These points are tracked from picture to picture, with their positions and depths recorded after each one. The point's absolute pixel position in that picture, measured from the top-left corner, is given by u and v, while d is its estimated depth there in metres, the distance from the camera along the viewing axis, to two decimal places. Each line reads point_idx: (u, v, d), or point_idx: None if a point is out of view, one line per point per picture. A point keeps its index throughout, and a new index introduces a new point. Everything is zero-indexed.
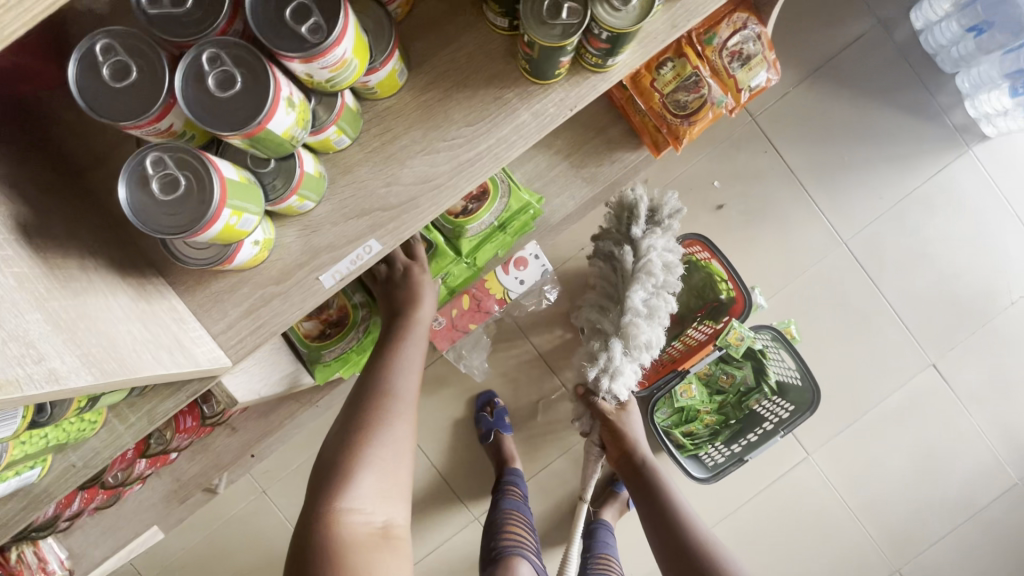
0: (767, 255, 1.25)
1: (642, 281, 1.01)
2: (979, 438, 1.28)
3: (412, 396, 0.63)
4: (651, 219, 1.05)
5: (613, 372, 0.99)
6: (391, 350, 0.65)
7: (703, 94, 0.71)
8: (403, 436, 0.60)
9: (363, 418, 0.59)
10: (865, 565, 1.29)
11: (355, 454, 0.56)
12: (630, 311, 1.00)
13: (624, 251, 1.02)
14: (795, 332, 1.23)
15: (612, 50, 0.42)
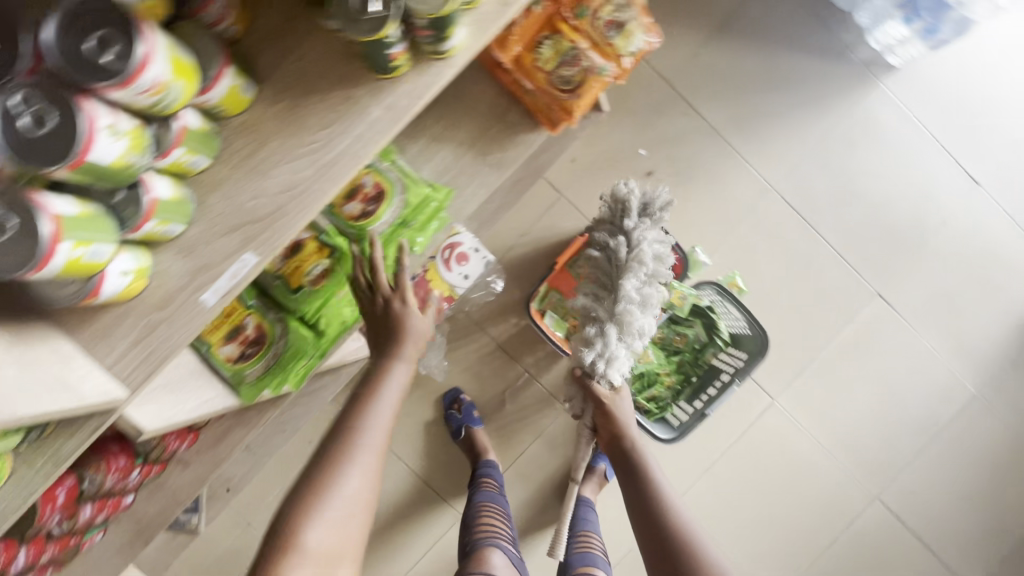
0: (702, 214, 1.28)
1: (636, 271, 1.01)
2: (933, 356, 1.32)
3: (379, 443, 0.63)
4: (642, 208, 1.04)
5: (608, 358, 1.01)
6: (367, 395, 0.66)
7: (584, 66, 0.73)
8: (363, 489, 0.60)
9: (323, 468, 0.59)
10: (844, 497, 1.32)
11: (308, 507, 0.56)
12: (624, 300, 1.01)
13: (614, 240, 1.03)
14: (741, 284, 1.27)
15: (441, 33, 0.44)
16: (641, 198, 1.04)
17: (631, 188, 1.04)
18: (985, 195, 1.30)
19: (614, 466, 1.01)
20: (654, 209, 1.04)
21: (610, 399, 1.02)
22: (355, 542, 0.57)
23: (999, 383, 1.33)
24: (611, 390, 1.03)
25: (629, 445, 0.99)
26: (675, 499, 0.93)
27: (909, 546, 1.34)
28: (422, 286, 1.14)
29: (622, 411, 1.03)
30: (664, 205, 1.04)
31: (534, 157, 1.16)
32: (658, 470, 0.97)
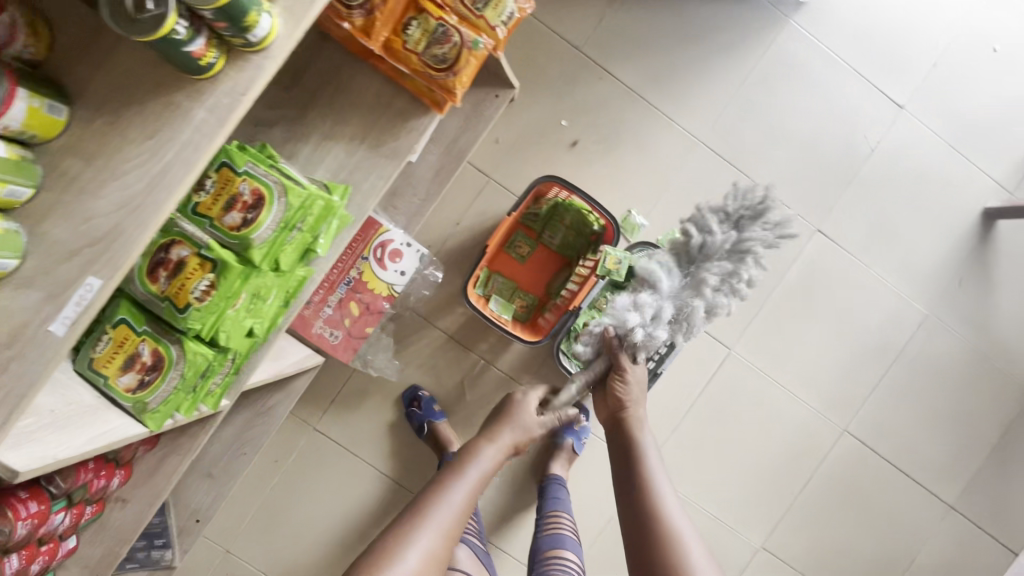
0: (633, 176, 1.27)
1: (727, 272, 0.99)
2: (881, 284, 1.33)
3: (446, 525, 0.86)
4: (754, 211, 1.00)
5: (651, 334, 1.01)
6: (450, 484, 0.91)
7: (456, 41, 0.71)
8: (426, 561, 0.81)
9: (397, 537, 0.82)
10: (813, 435, 1.34)
11: (382, 563, 0.78)
12: (693, 291, 1.01)
13: (720, 234, 1.00)
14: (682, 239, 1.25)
15: (239, 26, 0.45)
16: (751, 201, 1.01)
17: (741, 193, 1.01)
18: (909, 117, 1.30)
19: (618, 455, 1.02)
20: (763, 218, 1.00)
21: (627, 377, 1.02)
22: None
23: (949, 300, 1.34)
24: (637, 367, 1.05)
25: (629, 439, 1.01)
26: (666, 499, 0.92)
27: (881, 470, 1.36)
28: (360, 288, 1.14)
29: (634, 411, 1.02)
30: (777, 218, 1.00)
31: (451, 145, 1.15)
32: (655, 466, 0.97)
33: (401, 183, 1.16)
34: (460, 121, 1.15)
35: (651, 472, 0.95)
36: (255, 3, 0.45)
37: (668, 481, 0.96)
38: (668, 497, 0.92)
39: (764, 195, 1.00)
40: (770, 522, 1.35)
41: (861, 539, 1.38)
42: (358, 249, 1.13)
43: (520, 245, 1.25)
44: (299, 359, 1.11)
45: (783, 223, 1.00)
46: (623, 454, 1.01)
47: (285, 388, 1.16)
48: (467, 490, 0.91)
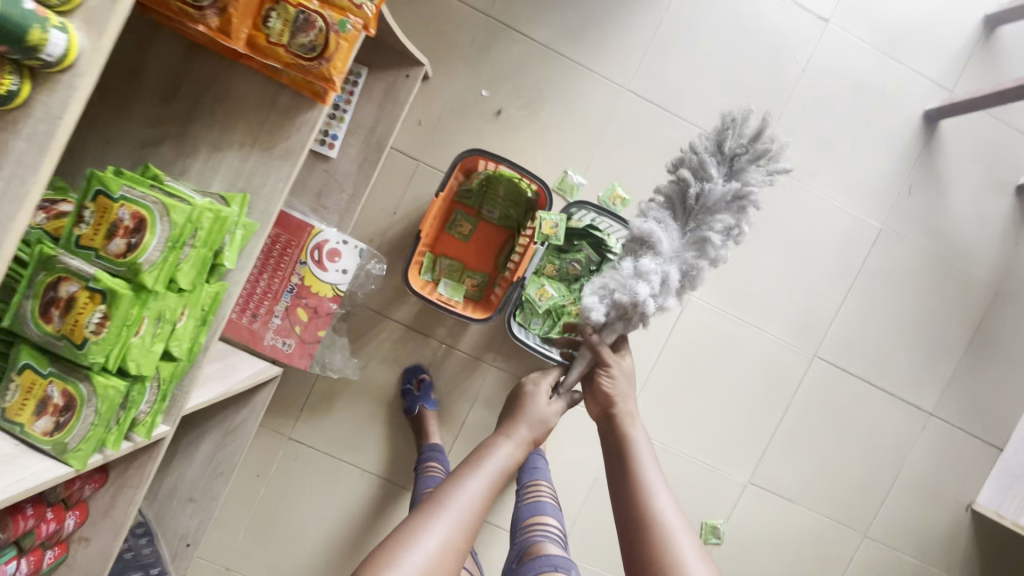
0: (564, 136, 1.24)
1: (732, 224, 0.97)
2: (832, 204, 1.31)
3: (460, 517, 0.84)
4: (749, 146, 0.97)
5: (661, 299, 0.97)
6: (467, 475, 0.90)
7: (320, 27, 0.68)
8: (438, 554, 0.80)
9: (406, 534, 0.80)
10: (784, 365, 1.34)
11: (386, 563, 0.76)
12: (697, 248, 0.97)
13: (719, 183, 0.97)
14: (624, 193, 1.25)
15: (23, 46, 0.45)
16: (743, 137, 0.97)
17: (735, 129, 0.97)
18: (836, 31, 1.27)
19: (611, 451, 1.01)
20: (758, 158, 0.97)
21: (613, 370, 1.02)
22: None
23: (902, 211, 1.33)
24: (625, 356, 1.06)
25: (623, 435, 1.01)
26: (659, 496, 0.92)
27: (855, 390, 1.37)
28: (304, 294, 1.14)
29: (626, 408, 1.03)
30: (769, 152, 0.96)
31: (370, 134, 1.13)
32: (648, 462, 0.96)
33: (326, 181, 1.14)
34: (375, 109, 1.12)
35: (643, 469, 0.95)
36: (33, 20, 0.45)
37: (661, 476, 0.95)
38: (660, 494, 0.92)
39: (756, 128, 0.96)
40: (754, 458, 1.36)
41: (846, 459, 1.39)
42: (295, 254, 1.12)
43: (462, 224, 1.23)
44: (254, 373, 1.11)
45: (774, 158, 0.97)
46: (617, 451, 1.01)
47: (250, 402, 1.16)
48: (486, 484, 0.90)
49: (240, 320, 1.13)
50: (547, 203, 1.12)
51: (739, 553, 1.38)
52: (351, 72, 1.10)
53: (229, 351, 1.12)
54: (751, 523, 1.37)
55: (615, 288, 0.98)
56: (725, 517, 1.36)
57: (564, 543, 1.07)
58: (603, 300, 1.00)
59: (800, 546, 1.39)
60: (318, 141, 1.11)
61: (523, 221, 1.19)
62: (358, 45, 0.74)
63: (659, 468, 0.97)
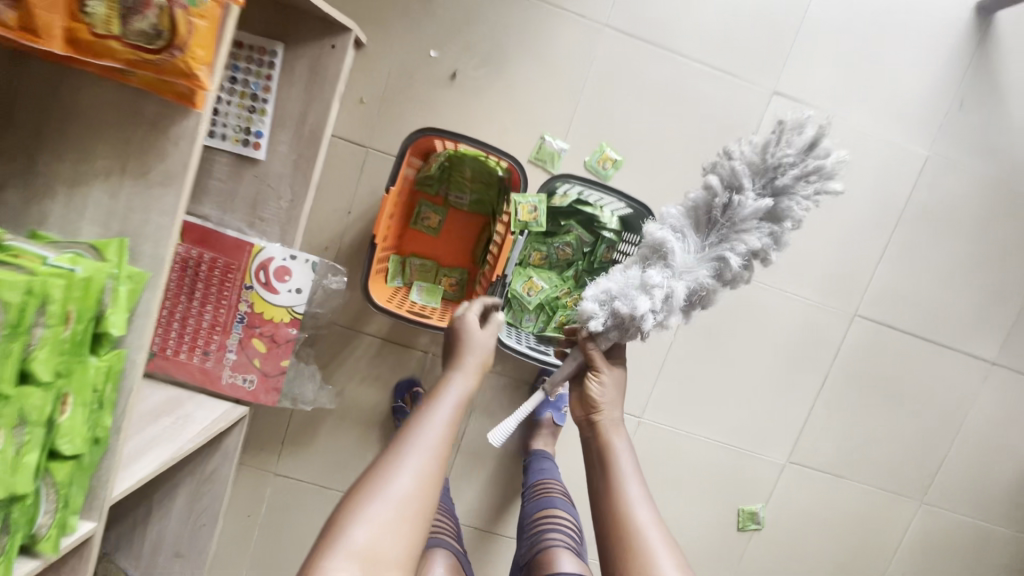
0: (536, 93, 1.03)
1: (760, 246, 0.76)
2: (867, 136, 1.09)
3: (441, 438, 0.71)
4: (800, 159, 0.74)
5: (663, 318, 0.79)
6: (441, 393, 0.77)
7: (158, 3, 0.50)
8: (417, 488, 0.66)
9: (381, 466, 0.67)
10: (822, 329, 1.16)
11: (359, 505, 0.63)
12: (714, 268, 0.78)
13: (753, 199, 0.75)
14: (616, 153, 1.06)
15: None
16: (796, 146, 0.73)
17: (789, 136, 0.74)
18: None
19: (592, 460, 0.87)
20: (807, 176, 0.74)
21: (600, 372, 0.84)
22: (395, 548, 0.62)
23: (951, 132, 1.10)
24: (615, 368, 0.87)
25: (603, 446, 0.86)
26: (640, 510, 0.78)
27: (904, 347, 1.19)
28: (256, 322, 0.99)
29: (606, 414, 0.86)
30: (821, 171, 0.73)
31: (301, 124, 0.93)
32: (630, 474, 0.82)
33: (259, 187, 0.95)
34: (302, 91, 0.92)
35: (624, 483, 0.81)
36: None
37: (643, 489, 0.81)
38: (640, 506, 0.79)
39: (814, 138, 0.73)
40: (791, 434, 1.21)
41: (895, 424, 1.23)
42: (238, 279, 0.97)
43: (430, 216, 1.05)
44: (210, 423, 0.94)
45: (826, 176, 0.74)
46: (594, 461, 0.86)
47: (221, 445, 1.04)
48: (464, 396, 0.78)
49: (190, 361, 0.99)
50: (521, 183, 0.92)
51: (782, 536, 1.26)
52: (264, 50, 0.90)
53: (183, 396, 0.99)
54: (793, 503, 1.24)
55: (615, 295, 0.80)
56: (764, 501, 1.24)
57: (577, 533, 0.97)
58: (602, 306, 0.81)
59: (849, 521, 1.26)
60: (241, 141, 0.93)
61: (498, 206, 1.01)
62: (231, 23, 0.55)
63: (642, 477, 0.82)
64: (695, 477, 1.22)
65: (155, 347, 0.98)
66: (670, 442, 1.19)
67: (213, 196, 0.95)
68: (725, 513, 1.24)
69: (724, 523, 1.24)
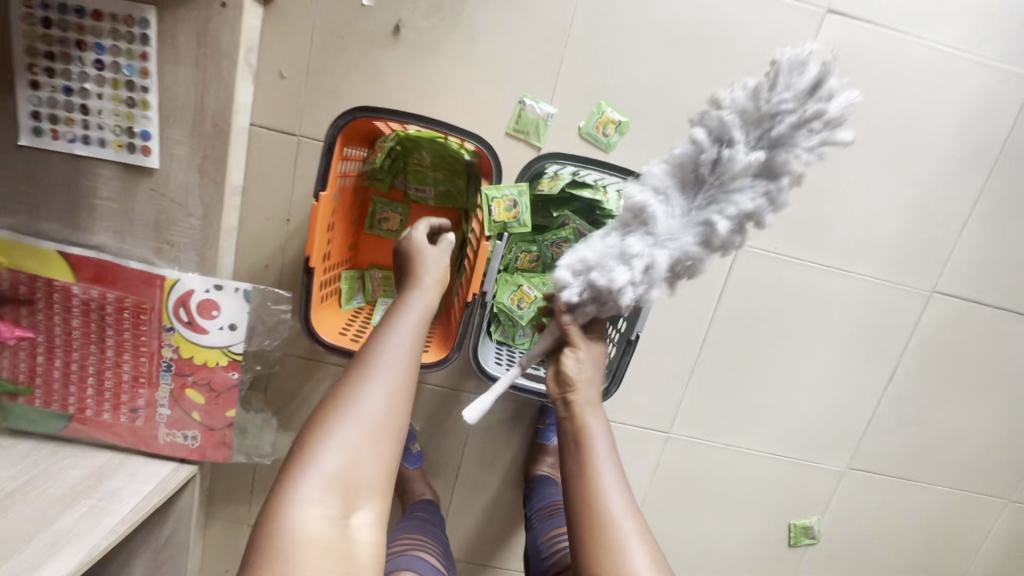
0: (509, 41, 0.78)
1: (755, 209, 0.51)
2: (951, 60, 0.82)
3: (409, 347, 0.60)
4: (800, 105, 0.49)
5: (641, 295, 0.55)
6: (404, 301, 0.65)
7: None
8: (387, 411, 0.55)
9: (343, 388, 0.56)
10: (890, 311, 0.93)
11: (324, 428, 0.53)
12: (701, 235, 0.53)
13: (745, 151, 0.51)
14: (619, 113, 0.81)
15: None
16: (795, 89, 0.49)
17: (791, 75, 0.49)
18: None
19: (560, 443, 0.63)
20: (812, 124, 0.50)
21: (576, 343, 0.60)
22: (375, 472, 0.53)
23: None
24: (596, 340, 0.63)
25: (575, 428, 0.62)
26: (614, 503, 0.57)
27: (994, 325, 0.96)
28: (187, 370, 0.81)
29: (581, 389, 0.61)
30: (828, 120, 0.49)
31: (200, 116, 0.71)
32: (606, 461, 0.59)
33: (161, 203, 0.74)
34: (192, 71, 0.69)
35: (597, 474, 0.58)
36: None
37: (621, 474, 0.59)
38: (614, 495, 0.57)
39: (817, 80, 0.48)
40: (853, 437, 1.01)
41: (980, 415, 1.02)
42: (154, 320, 0.78)
43: (387, 217, 0.83)
44: (140, 501, 0.77)
45: (832, 125, 0.50)
46: (561, 445, 0.63)
47: (174, 510, 0.88)
48: (430, 300, 0.66)
49: (116, 421, 0.82)
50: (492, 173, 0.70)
51: (843, 549, 1.08)
52: (130, 19, 0.66)
53: (113, 463, 0.82)
54: (854, 513, 1.05)
55: (592, 265, 0.56)
56: (819, 514, 1.05)
57: None
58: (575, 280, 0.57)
59: (922, 528, 1.08)
60: (126, 146, 0.71)
61: (469, 198, 0.78)
62: None
63: (621, 460, 0.60)
64: (737, 493, 1.03)
65: (71, 409, 0.81)
66: (707, 457, 1.00)
67: (105, 220, 0.75)
68: (774, 530, 1.06)
69: (773, 541, 1.07)
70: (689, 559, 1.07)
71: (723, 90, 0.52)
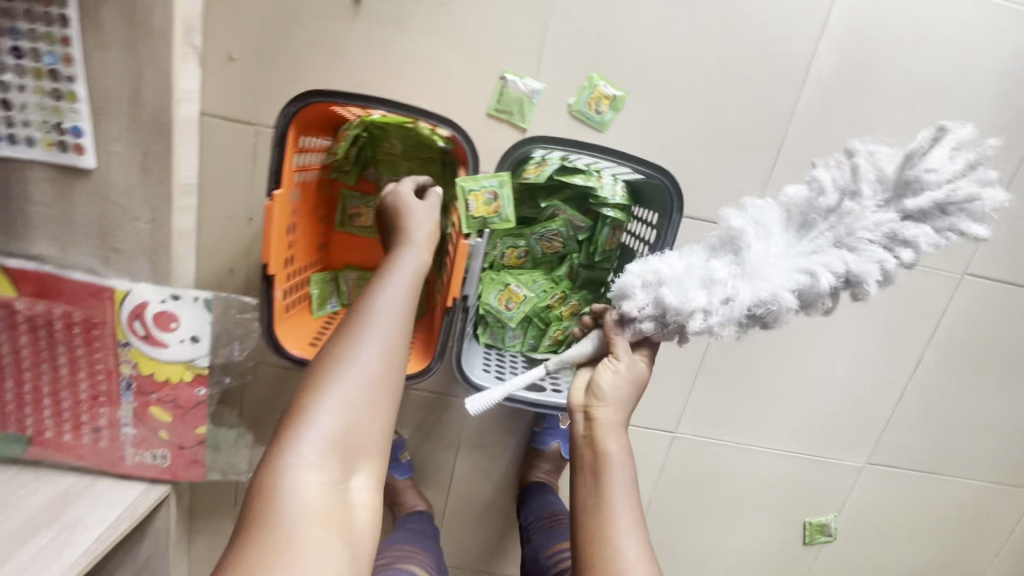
0: (485, 8, 0.68)
1: (865, 273, 0.47)
2: (993, 11, 0.72)
3: (405, 298, 0.53)
4: (948, 185, 0.47)
5: (712, 330, 0.50)
6: (400, 250, 0.57)
7: None
8: (386, 369, 0.48)
9: (335, 345, 0.49)
10: (916, 296, 0.85)
11: (319, 386, 0.46)
12: (798, 281, 0.48)
13: (875, 215, 0.48)
14: (611, 86, 0.72)
15: None
16: (949, 169, 0.47)
17: (944, 156, 0.47)
18: None
19: (575, 467, 0.57)
20: (949, 206, 0.47)
21: (620, 352, 0.55)
22: (376, 433, 0.47)
23: None
24: (639, 357, 0.57)
25: (594, 454, 0.54)
26: (630, 553, 0.50)
27: None
28: (149, 387, 0.74)
29: (607, 408, 0.55)
30: (968, 203, 0.46)
31: (136, 108, 0.63)
32: (623, 499, 0.52)
33: (103, 207, 0.67)
34: (123, 56, 0.61)
35: (612, 514, 0.52)
36: None
37: (638, 517, 0.52)
38: (630, 542, 0.50)
39: (969, 166, 0.47)
40: (874, 432, 0.94)
41: (1012, 403, 0.94)
42: (108, 336, 0.71)
43: (360, 212, 0.76)
44: (106, 530, 0.72)
45: (970, 214, 0.47)
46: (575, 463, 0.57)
47: (149, 530, 0.83)
48: (426, 249, 0.59)
49: (79, 443, 0.76)
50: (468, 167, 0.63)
51: (861, 545, 1.02)
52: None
53: (77, 488, 0.76)
54: (874, 508, 0.99)
55: (668, 280, 0.51)
56: (837, 511, 0.99)
57: None
58: (647, 294, 0.53)
59: (947, 523, 1.02)
60: (57, 145, 0.64)
61: (448, 188, 0.71)
62: None
63: (638, 499, 0.54)
64: (749, 492, 0.97)
65: (28, 433, 0.74)
66: (717, 457, 0.94)
67: (43, 227, 0.67)
68: (788, 528, 1.00)
69: (788, 539, 1.01)
70: (698, 558, 1.02)
71: (857, 143, 0.50)
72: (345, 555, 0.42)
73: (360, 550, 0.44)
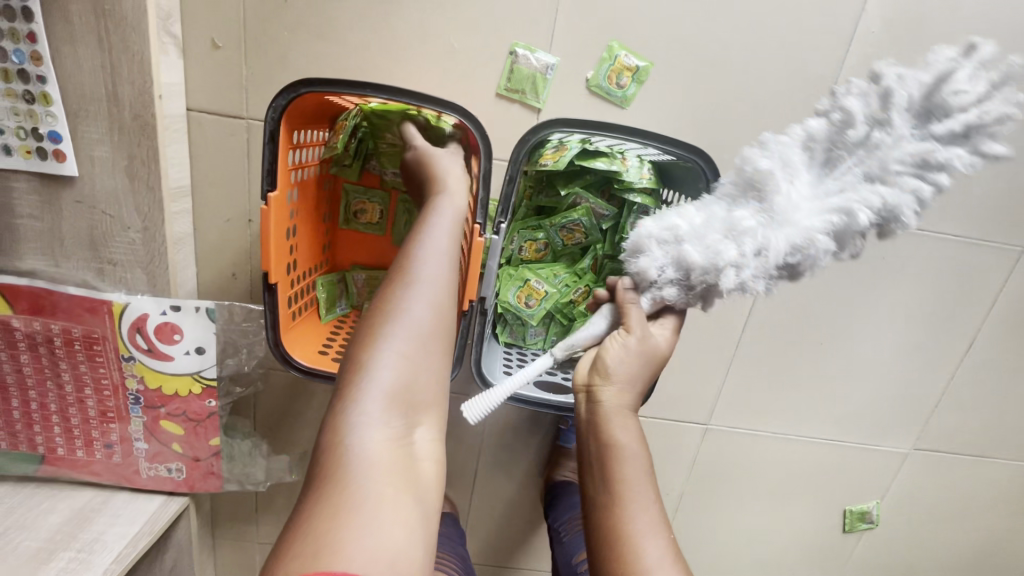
0: None
1: (896, 202, 0.42)
2: None
3: (449, 246, 0.49)
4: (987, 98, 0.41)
5: (745, 285, 0.45)
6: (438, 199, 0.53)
7: None
8: (442, 321, 0.44)
9: (385, 298, 0.44)
10: (974, 275, 0.78)
11: (373, 337, 0.41)
12: (830, 221, 0.43)
13: (896, 141, 0.43)
14: (632, 58, 0.64)
15: None
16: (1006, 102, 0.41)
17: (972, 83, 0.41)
18: None
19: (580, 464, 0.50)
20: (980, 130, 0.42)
21: (632, 322, 0.48)
22: (436, 386, 0.42)
23: None
24: (659, 331, 0.50)
25: (599, 443, 0.48)
26: (652, 553, 0.43)
27: None
28: (157, 401, 0.71)
29: (611, 389, 0.48)
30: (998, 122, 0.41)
31: (115, 107, 0.58)
32: (640, 488, 0.46)
33: (91, 217, 0.63)
34: (97, 51, 0.56)
35: (627, 506, 0.46)
36: None
37: (657, 506, 0.46)
38: (651, 539, 0.44)
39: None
40: (921, 418, 0.88)
41: None
42: (109, 351, 0.68)
43: (364, 208, 0.71)
44: (124, 549, 0.69)
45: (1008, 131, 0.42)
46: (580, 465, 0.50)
47: (172, 539, 0.82)
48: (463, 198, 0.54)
49: (93, 459, 0.74)
50: (478, 176, 0.57)
51: (904, 532, 0.98)
52: None
53: (93, 504, 0.74)
54: (918, 495, 0.94)
55: (686, 234, 0.46)
56: (878, 498, 0.94)
57: None
58: (664, 249, 0.47)
59: (997, 507, 0.97)
60: (36, 152, 0.59)
61: None
62: None
63: (656, 490, 0.47)
64: (785, 482, 0.92)
65: (39, 451, 0.72)
66: (752, 447, 0.89)
67: (31, 241, 0.63)
68: (827, 516, 0.96)
69: (826, 527, 0.97)
70: (732, 548, 0.99)
71: (881, 71, 0.44)
72: (419, 514, 0.37)
73: (432, 511, 0.39)
